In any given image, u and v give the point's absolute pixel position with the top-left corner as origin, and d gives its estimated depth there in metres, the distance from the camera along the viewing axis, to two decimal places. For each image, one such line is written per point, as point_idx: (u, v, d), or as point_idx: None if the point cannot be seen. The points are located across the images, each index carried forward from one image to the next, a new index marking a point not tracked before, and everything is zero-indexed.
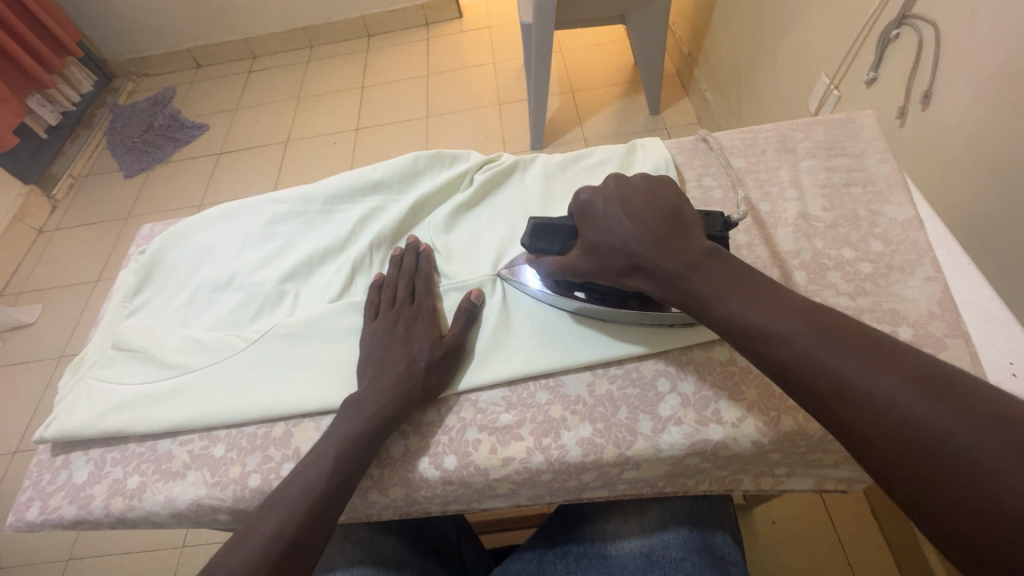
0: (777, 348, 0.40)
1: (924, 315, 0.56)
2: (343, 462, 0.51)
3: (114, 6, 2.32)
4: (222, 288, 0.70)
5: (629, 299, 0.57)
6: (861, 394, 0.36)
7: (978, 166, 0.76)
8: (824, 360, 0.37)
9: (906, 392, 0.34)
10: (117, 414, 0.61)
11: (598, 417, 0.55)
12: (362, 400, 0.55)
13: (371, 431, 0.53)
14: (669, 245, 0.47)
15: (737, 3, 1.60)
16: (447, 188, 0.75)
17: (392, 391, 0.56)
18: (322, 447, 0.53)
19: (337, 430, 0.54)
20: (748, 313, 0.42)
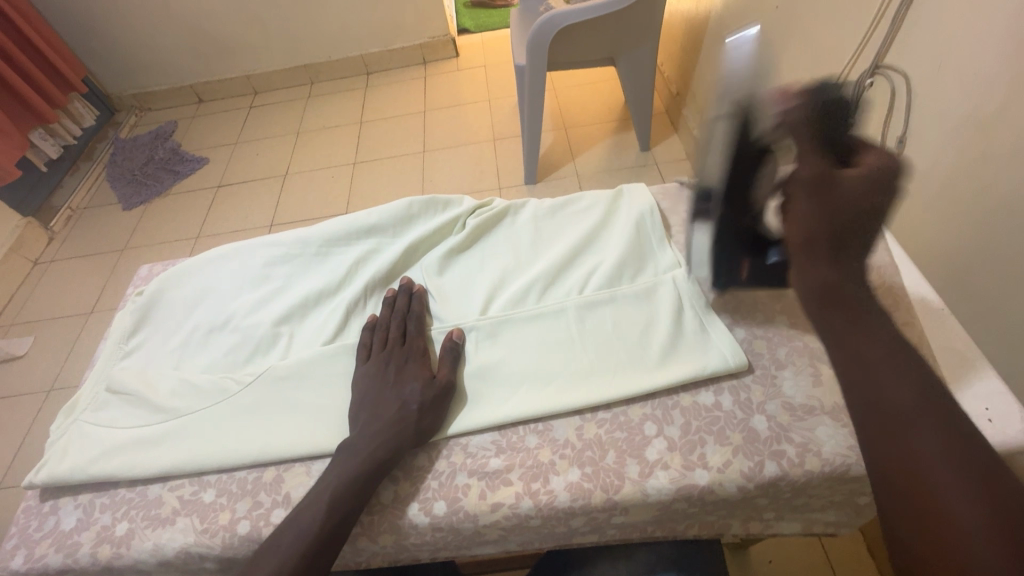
0: (871, 388, 0.42)
1: None
2: (335, 507, 0.52)
3: (121, 44, 2.40)
4: (217, 330, 0.72)
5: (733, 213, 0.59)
6: (911, 457, 0.39)
7: (949, 210, 0.79)
8: (900, 414, 0.40)
9: (953, 477, 0.37)
10: (109, 458, 0.61)
11: (586, 461, 0.55)
12: (358, 442, 0.56)
13: (363, 476, 0.54)
14: (835, 205, 0.47)
15: (722, 47, 1.67)
16: (440, 232, 0.77)
17: (386, 435, 0.56)
18: (315, 492, 0.54)
19: (329, 476, 0.54)
20: (865, 347, 0.44)
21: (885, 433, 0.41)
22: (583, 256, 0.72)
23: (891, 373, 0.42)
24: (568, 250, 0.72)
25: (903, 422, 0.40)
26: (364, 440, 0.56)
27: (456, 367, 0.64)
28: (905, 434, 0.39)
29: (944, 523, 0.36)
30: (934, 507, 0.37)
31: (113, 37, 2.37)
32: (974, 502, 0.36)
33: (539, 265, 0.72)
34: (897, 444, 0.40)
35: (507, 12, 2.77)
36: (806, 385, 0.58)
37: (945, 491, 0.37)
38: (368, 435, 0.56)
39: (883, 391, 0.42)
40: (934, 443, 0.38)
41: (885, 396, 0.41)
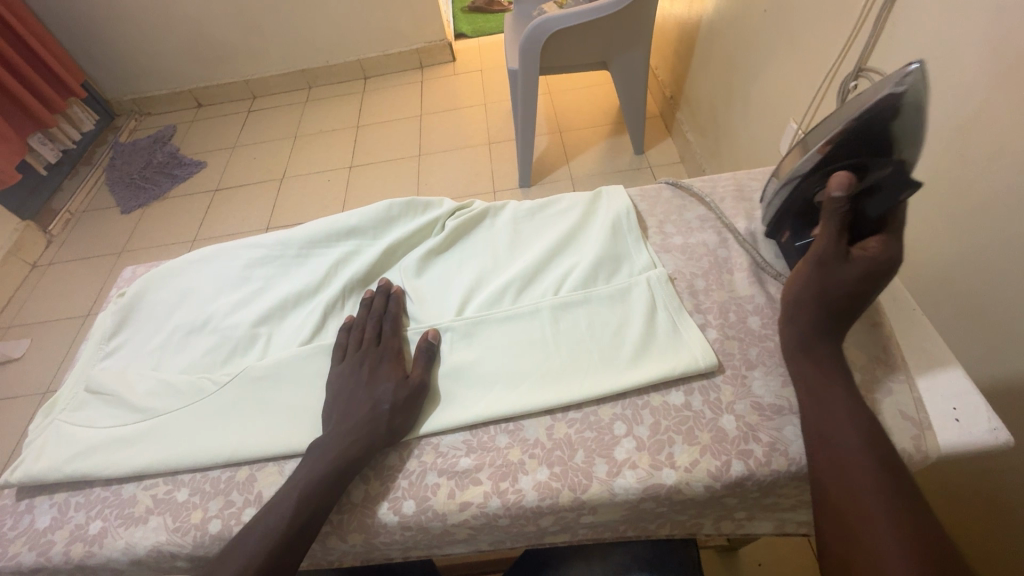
0: (830, 425, 0.49)
1: (869, 360, 0.58)
2: (303, 506, 0.52)
3: (120, 48, 2.42)
4: (196, 331, 0.72)
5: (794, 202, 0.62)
6: (849, 483, 0.46)
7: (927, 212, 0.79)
8: (846, 449, 0.48)
9: (879, 506, 0.44)
10: (84, 457, 0.62)
11: (555, 461, 0.56)
12: (330, 440, 0.57)
13: (333, 473, 0.54)
14: (833, 280, 0.53)
15: (713, 51, 1.68)
16: (419, 234, 0.78)
17: (356, 435, 0.56)
18: (284, 491, 0.54)
19: (301, 473, 0.55)
20: (831, 393, 0.51)
21: (832, 463, 0.48)
22: (559, 257, 0.73)
23: (844, 418, 0.49)
24: (543, 252, 0.72)
25: (848, 458, 0.47)
26: (336, 439, 0.56)
27: (430, 368, 0.64)
28: (849, 467, 0.47)
29: (870, 543, 0.43)
30: (863, 531, 0.44)
31: (113, 43, 2.40)
32: (896, 531, 0.42)
33: (515, 266, 0.73)
34: (840, 471, 0.47)
35: (504, 16, 2.79)
36: (775, 385, 0.58)
37: (875, 519, 0.43)
38: (340, 432, 0.57)
39: (834, 431, 0.49)
40: (872, 479, 0.45)
41: (838, 434, 0.49)
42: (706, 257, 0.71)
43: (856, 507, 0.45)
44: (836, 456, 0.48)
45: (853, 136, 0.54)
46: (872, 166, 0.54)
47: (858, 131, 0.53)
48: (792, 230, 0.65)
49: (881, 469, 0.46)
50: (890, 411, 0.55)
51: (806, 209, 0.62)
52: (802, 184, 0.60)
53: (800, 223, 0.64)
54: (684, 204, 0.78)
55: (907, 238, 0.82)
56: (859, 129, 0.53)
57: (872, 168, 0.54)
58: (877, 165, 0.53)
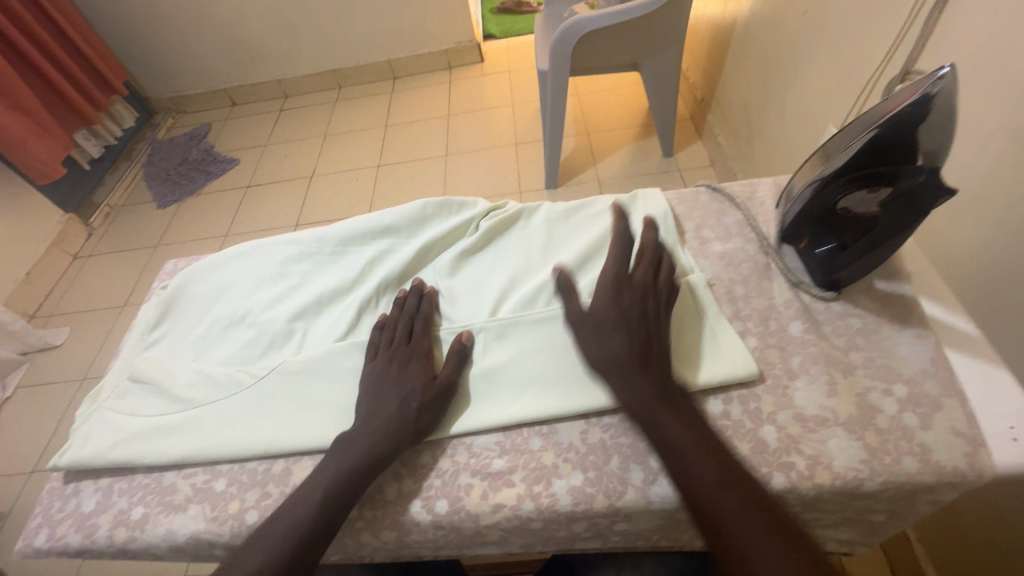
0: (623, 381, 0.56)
1: (918, 373, 0.56)
2: (332, 497, 0.53)
3: (160, 48, 2.50)
4: (234, 324, 0.74)
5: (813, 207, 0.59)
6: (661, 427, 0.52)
7: (979, 219, 0.75)
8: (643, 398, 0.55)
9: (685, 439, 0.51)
10: (128, 444, 0.64)
11: (590, 466, 0.55)
12: (356, 434, 0.57)
13: (358, 471, 0.54)
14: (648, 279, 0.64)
15: (747, 52, 1.64)
16: (453, 234, 0.78)
17: (378, 434, 0.57)
18: (312, 481, 0.55)
19: (327, 467, 0.55)
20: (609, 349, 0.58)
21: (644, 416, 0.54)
22: (594, 261, 0.72)
23: (647, 386, 0.55)
24: (578, 254, 0.72)
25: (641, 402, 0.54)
26: (360, 434, 0.57)
27: (461, 370, 0.64)
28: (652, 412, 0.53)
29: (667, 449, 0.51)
30: (685, 479, 0.49)
31: (155, 43, 2.48)
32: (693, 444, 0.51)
33: (549, 269, 0.72)
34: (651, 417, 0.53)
35: (532, 18, 2.79)
36: (819, 395, 0.55)
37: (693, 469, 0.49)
38: (368, 428, 0.57)
39: (643, 395, 0.55)
40: (681, 435, 0.51)
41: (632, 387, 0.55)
42: (745, 262, 0.69)
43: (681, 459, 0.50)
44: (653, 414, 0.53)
45: (881, 139, 0.51)
46: (902, 172, 0.51)
47: (885, 136, 0.50)
48: (812, 237, 0.63)
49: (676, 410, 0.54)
50: (941, 427, 0.52)
51: (827, 214, 0.60)
52: (824, 191, 0.57)
53: (822, 228, 0.61)
54: (721, 208, 0.76)
55: (956, 246, 0.79)
56: (891, 137, 0.50)
57: (903, 172, 0.51)
58: (909, 173, 0.51)
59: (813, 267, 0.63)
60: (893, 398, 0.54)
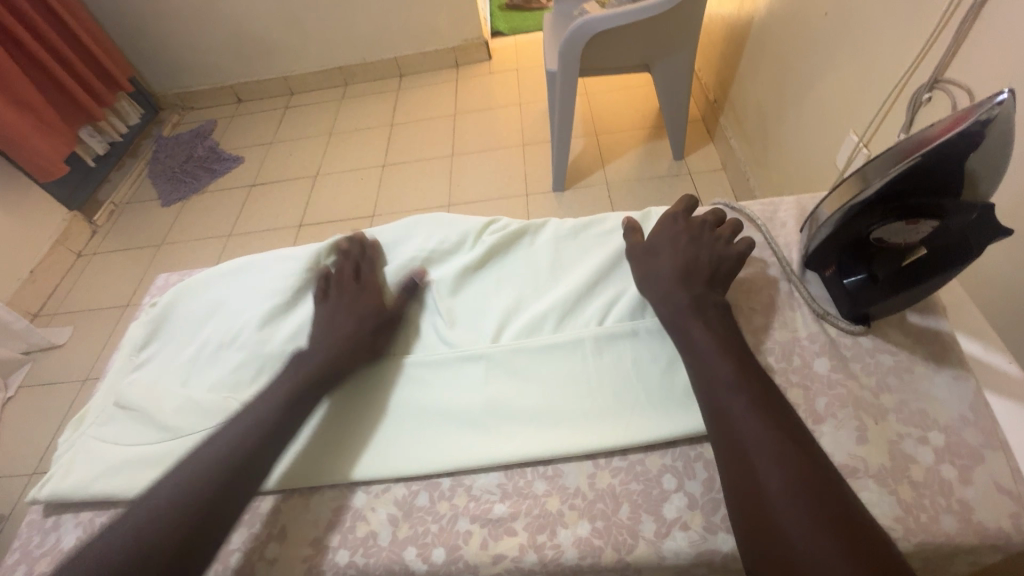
0: (709, 367, 0.52)
1: (955, 420, 0.51)
2: (281, 412, 0.56)
3: (165, 43, 2.47)
4: (224, 347, 0.70)
5: (843, 235, 0.55)
6: (737, 418, 0.48)
7: None
8: (725, 387, 0.50)
9: (762, 434, 0.46)
10: (111, 476, 0.61)
11: (597, 514, 0.51)
12: (250, 412, 0.56)
13: (255, 450, 0.53)
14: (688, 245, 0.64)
15: (763, 53, 1.59)
16: (454, 251, 0.74)
17: (274, 409, 0.56)
18: (263, 397, 0.58)
19: (279, 386, 0.58)
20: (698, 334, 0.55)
21: (720, 405, 0.50)
22: (604, 284, 0.68)
23: (726, 370, 0.51)
24: (587, 276, 0.68)
25: (722, 389, 0.50)
26: (250, 414, 0.56)
27: (408, 301, 0.70)
28: (732, 402, 0.49)
29: (737, 443, 0.47)
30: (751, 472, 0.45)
31: (160, 39, 2.45)
32: (769, 442, 0.46)
33: (556, 291, 0.68)
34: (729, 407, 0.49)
35: (541, 15, 2.73)
36: (848, 442, 0.51)
37: (759, 471, 0.45)
38: (265, 404, 0.56)
39: (714, 372, 0.52)
40: (758, 426, 0.47)
41: (718, 373, 0.51)
42: (766, 290, 0.64)
43: (744, 456, 0.46)
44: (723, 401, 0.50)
45: (926, 170, 0.46)
46: (951, 207, 0.47)
47: (930, 168, 0.46)
48: (840, 265, 0.59)
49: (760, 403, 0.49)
50: (982, 482, 0.48)
51: (858, 243, 0.56)
52: (857, 220, 0.53)
53: (850, 258, 0.57)
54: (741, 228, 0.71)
55: None
56: (935, 166, 0.46)
57: (950, 210, 0.47)
58: (960, 209, 0.47)
59: (840, 298, 0.59)
60: (929, 447, 0.50)
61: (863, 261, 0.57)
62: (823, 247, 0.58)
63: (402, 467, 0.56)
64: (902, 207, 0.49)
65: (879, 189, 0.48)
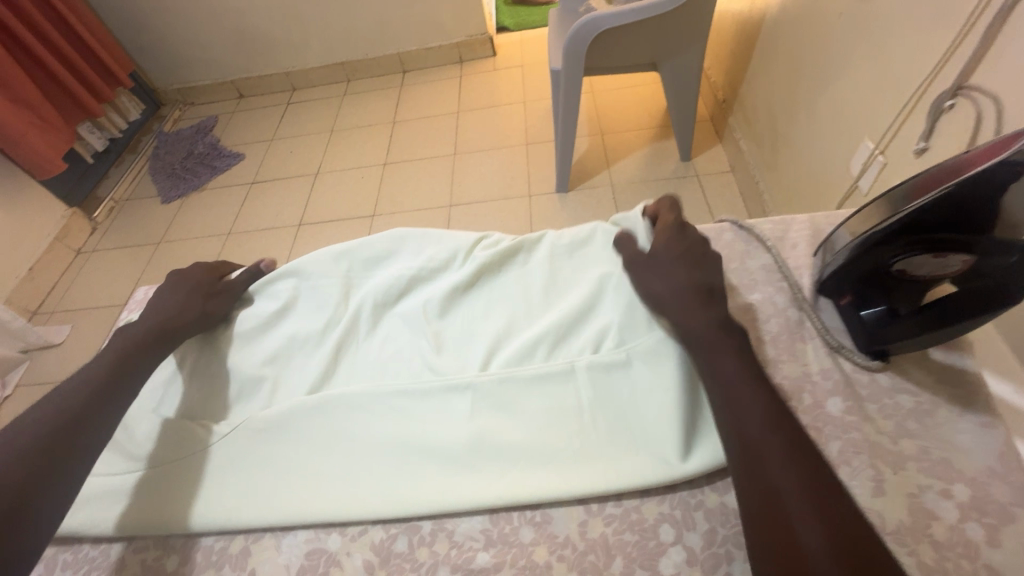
0: (740, 403, 0.47)
1: (982, 472, 0.47)
2: (124, 358, 0.60)
3: (166, 38, 2.44)
4: (200, 370, 0.67)
5: (861, 264, 0.51)
6: (773, 465, 0.43)
7: None
8: (759, 428, 0.45)
9: (798, 488, 0.41)
10: (75, 510, 0.57)
11: (588, 568, 0.47)
12: (30, 420, 0.51)
13: (71, 428, 0.51)
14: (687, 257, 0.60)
15: (775, 52, 1.53)
16: (444, 269, 0.70)
17: (66, 412, 0.52)
18: (104, 354, 0.60)
19: (121, 342, 0.62)
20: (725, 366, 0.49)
21: (754, 447, 0.44)
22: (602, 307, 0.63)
23: (734, 376, 0.49)
24: (584, 298, 0.63)
25: (755, 430, 0.45)
26: (36, 419, 0.51)
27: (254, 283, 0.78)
28: (766, 447, 0.44)
29: (769, 493, 0.42)
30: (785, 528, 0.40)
31: (161, 33, 2.41)
32: (807, 498, 0.40)
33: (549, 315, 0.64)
34: (763, 450, 0.44)
35: (548, 10, 2.68)
36: (863, 495, 0.47)
37: (774, 480, 0.42)
38: (54, 409, 0.52)
39: (726, 379, 0.49)
40: (795, 478, 0.42)
41: (752, 413, 0.46)
42: (776, 317, 0.60)
43: (758, 463, 0.43)
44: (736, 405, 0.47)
45: (958, 201, 0.42)
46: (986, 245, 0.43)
47: (961, 199, 0.41)
48: (857, 293, 0.54)
49: (797, 450, 0.43)
50: (1013, 544, 0.43)
51: (877, 274, 0.51)
52: (878, 250, 0.48)
53: (868, 287, 0.53)
54: (749, 248, 0.67)
55: None
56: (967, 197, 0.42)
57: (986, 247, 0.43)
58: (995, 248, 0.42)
59: (856, 330, 0.55)
60: (953, 502, 0.46)
61: (882, 292, 0.52)
62: (839, 275, 0.54)
63: (380, 508, 0.52)
64: (928, 241, 0.44)
65: (902, 218, 0.44)
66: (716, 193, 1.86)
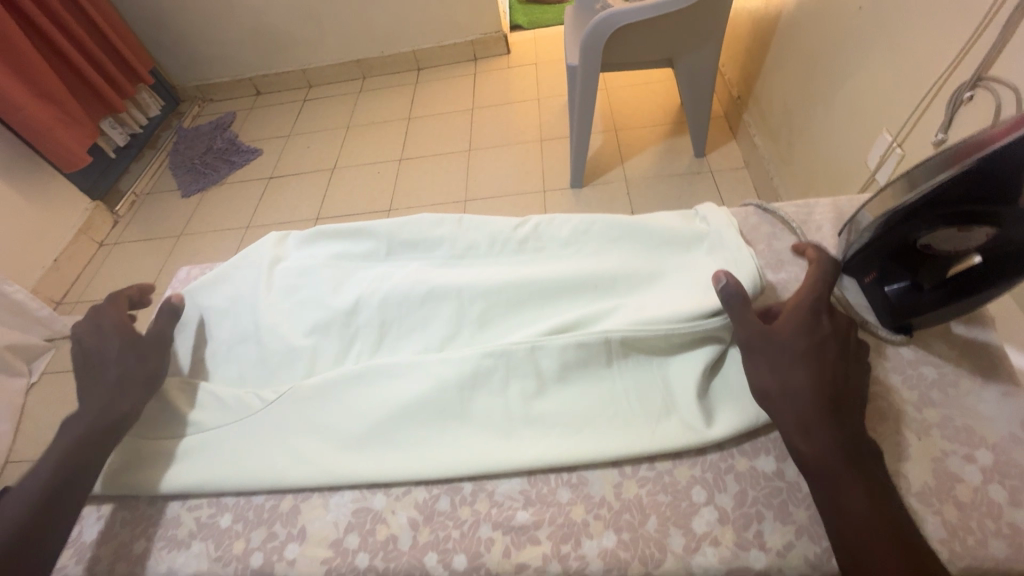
0: (811, 441, 0.46)
1: (1004, 439, 0.49)
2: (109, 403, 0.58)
3: (186, 36, 2.48)
4: (246, 340, 0.69)
5: (891, 241, 0.53)
6: (850, 511, 0.43)
7: None
8: (834, 471, 0.44)
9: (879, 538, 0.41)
10: (136, 469, 0.60)
11: (624, 526, 0.50)
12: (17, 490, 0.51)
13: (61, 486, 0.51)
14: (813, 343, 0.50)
15: (792, 49, 1.54)
16: (492, 250, 0.72)
17: (19, 522, 0.48)
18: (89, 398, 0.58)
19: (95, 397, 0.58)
20: (797, 402, 0.48)
21: (830, 489, 0.44)
22: (650, 286, 0.65)
23: (822, 436, 0.46)
24: (634, 283, 0.65)
25: (831, 472, 0.44)
26: (13, 500, 0.50)
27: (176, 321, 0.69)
28: (843, 491, 0.44)
29: (847, 536, 0.42)
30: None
31: (181, 31, 2.46)
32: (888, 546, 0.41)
33: (597, 293, 0.65)
34: (842, 494, 0.43)
35: (561, 8, 2.70)
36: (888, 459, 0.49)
37: (852, 525, 0.42)
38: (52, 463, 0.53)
39: (804, 424, 0.47)
40: (874, 526, 0.42)
41: (825, 454, 0.45)
42: None
43: (838, 501, 0.43)
44: (862, 540, 0.41)
45: (983, 177, 0.43)
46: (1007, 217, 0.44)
47: (986, 171, 0.43)
48: (882, 270, 0.56)
49: (873, 496, 0.43)
50: None
51: (904, 249, 0.53)
52: (904, 225, 0.50)
53: (893, 266, 0.55)
54: (774, 231, 0.69)
55: None
56: (993, 173, 0.43)
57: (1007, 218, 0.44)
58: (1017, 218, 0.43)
59: (881, 306, 0.57)
60: (976, 466, 0.48)
61: (911, 267, 0.54)
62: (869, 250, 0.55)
63: (422, 471, 0.55)
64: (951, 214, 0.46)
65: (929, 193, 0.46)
66: (731, 189, 1.88)
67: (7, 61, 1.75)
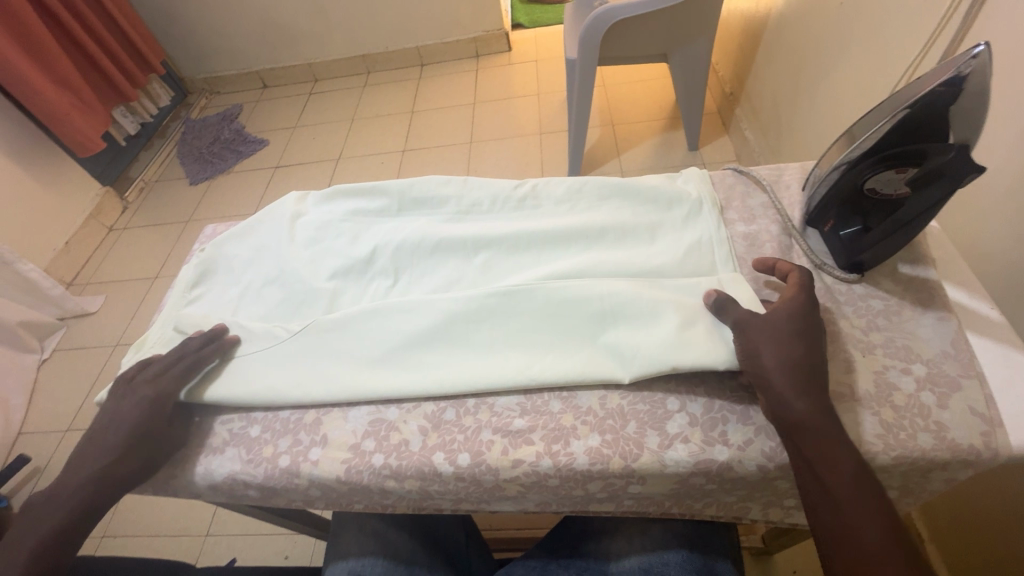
0: (801, 411, 0.49)
1: (936, 355, 0.56)
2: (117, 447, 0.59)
3: (196, 29, 2.56)
4: (272, 283, 0.77)
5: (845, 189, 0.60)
6: (837, 477, 0.46)
7: (998, 212, 0.74)
8: (822, 440, 0.47)
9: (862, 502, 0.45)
10: None
11: (607, 429, 0.57)
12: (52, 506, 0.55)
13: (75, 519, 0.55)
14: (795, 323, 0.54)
15: (780, 43, 1.62)
16: (495, 207, 0.80)
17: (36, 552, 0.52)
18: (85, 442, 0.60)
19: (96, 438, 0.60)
20: (787, 376, 0.51)
21: (818, 457, 0.47)
22: (636, 239, 0.72)
23: (810, 407, 0.49)
24: (622, 236, 0.72)
25: (822, 443, 0.47)
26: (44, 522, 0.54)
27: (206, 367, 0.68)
28: (832, 460, 0.47)
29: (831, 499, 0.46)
30: (847, 534, 0.44)
31: (192, 24, 2.54)
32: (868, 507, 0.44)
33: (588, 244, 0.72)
34: (828, 461, 0.47)
35: (562, 8, 2.79)
36: (836, 371, 0.57)
37: (836, 491, 0.46)
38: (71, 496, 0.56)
39: (798, 395, 0.49)
40: (856, 492, 0.45)
41: (817, 425, 0.48)
42: (770, 243, 0.70)
43: (824, 468, 0.47)
44: (845, 502, 0.45)
45: (910, 122, 0.52)
46: (929, 152, 0.52)
47: (914, 116, 0.51)
48: (838, 218, 0.63)
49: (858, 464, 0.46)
50: (958, 406, 0.53)
51: (854, 196, 0.61)
52: (852, 172, 0.58)
53: (847, 212, 0.62)
54: (748, 190, 0.76)
55: (973, 241, 0.78)
56: (918, 118, 0.51)
57: (930, 154, 0.52)
58: (938, 151, 0.52)
59: (838, 250, 0.64)
60: (911, 376, 0.55)
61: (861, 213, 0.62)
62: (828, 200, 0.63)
63: (431, 385, 0.62)
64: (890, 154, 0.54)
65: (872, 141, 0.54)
66: None
67: (28, 48, 1.81)
